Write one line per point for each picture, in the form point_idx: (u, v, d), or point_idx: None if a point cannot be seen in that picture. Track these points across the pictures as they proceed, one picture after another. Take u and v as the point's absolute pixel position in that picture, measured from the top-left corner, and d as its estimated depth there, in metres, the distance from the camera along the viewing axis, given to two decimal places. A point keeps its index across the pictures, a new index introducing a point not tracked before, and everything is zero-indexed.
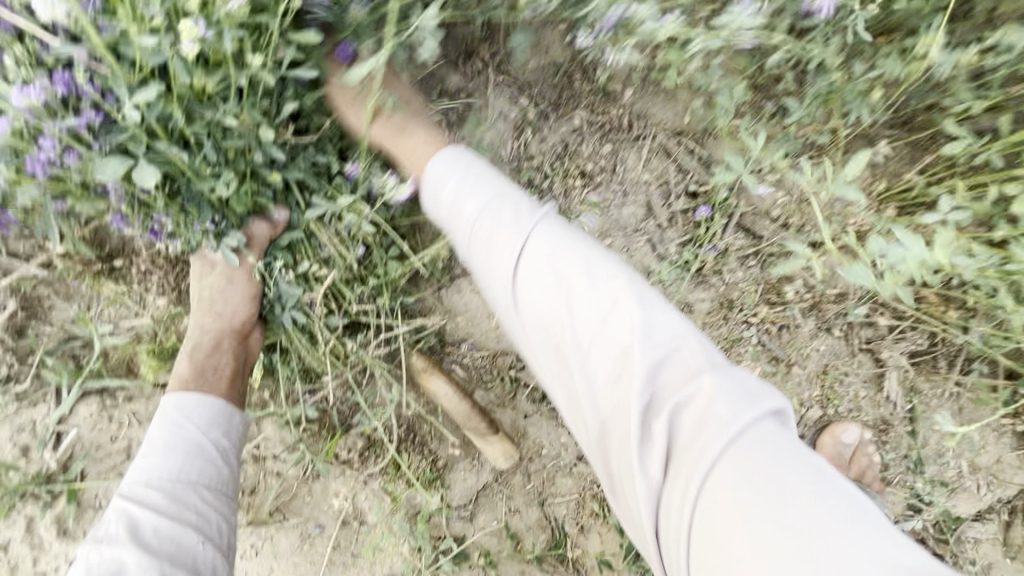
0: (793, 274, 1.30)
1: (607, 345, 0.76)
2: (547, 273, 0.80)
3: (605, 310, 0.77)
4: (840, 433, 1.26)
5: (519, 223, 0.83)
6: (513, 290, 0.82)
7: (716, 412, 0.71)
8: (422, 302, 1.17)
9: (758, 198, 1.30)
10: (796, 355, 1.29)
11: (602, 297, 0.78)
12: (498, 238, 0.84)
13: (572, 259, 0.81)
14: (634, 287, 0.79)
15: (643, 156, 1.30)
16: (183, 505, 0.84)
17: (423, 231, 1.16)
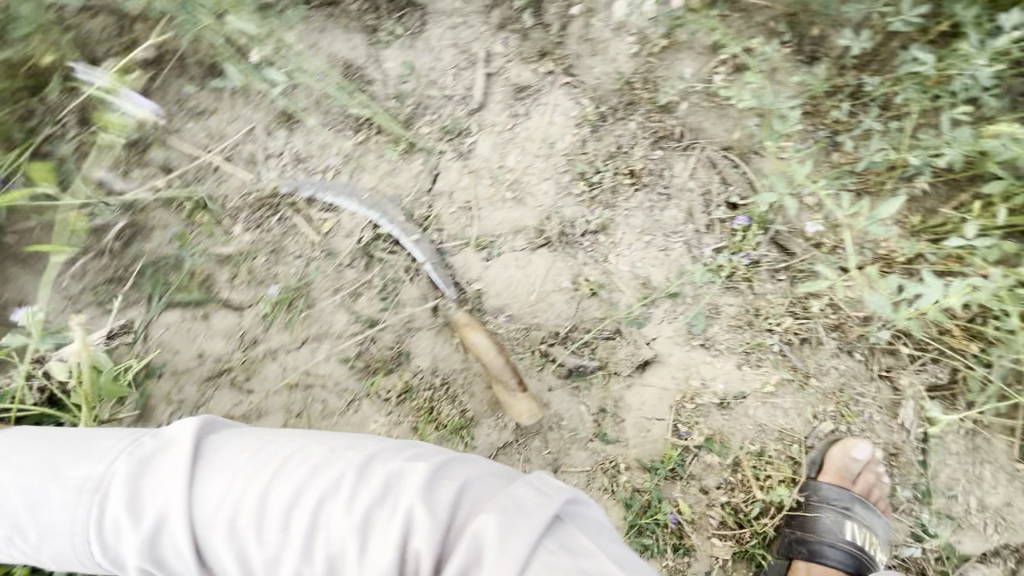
0: (820, 291, 1.37)
1: (344, 561, 0.69)
2: (234, 517, 0.72)
3: (301, 514, 0.72)
4: (851, 447, 1.28)
5: (159, 483, 0.76)
6: (228, 565, 0.71)
7: (489, 560, 0.65)
8: (470, 269, 1.35)
9: (796, 216, 1.37)
10: (814, 368, 1.35)
11: (302, 502, 0.72)
12: (166, 507, 0.74)
13: (161, 475, 0.77)
14: (352, 474, 0.74)
15: (690, 165, 1.40)
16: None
17: (483, 211, 1.37)
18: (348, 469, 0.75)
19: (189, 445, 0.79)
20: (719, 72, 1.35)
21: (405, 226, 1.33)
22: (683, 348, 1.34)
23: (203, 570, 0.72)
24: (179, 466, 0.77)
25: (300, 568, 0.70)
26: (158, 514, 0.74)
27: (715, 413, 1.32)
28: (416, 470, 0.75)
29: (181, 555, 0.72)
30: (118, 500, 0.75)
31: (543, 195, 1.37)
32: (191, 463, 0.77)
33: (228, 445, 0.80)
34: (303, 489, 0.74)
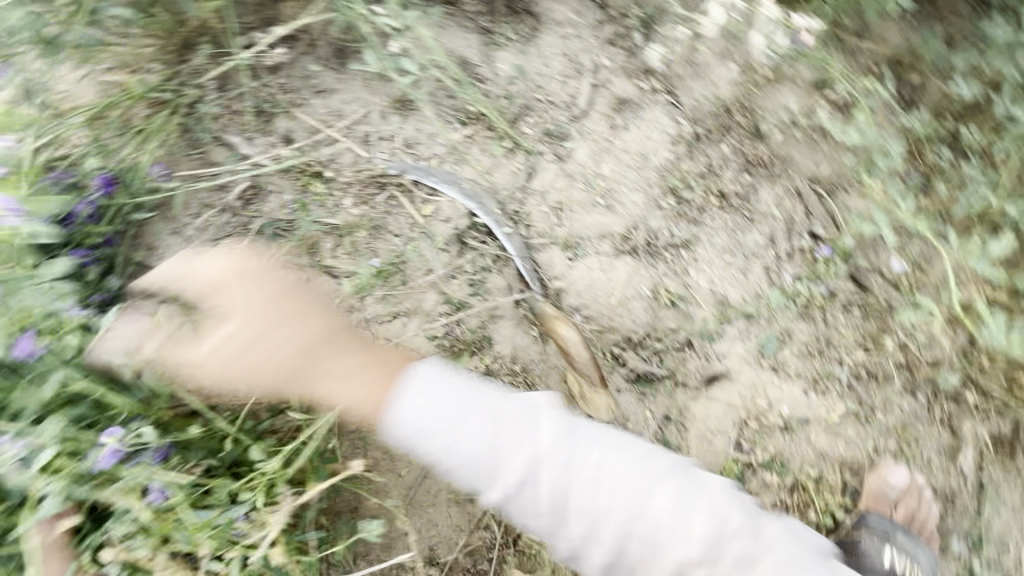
0: (892, 329, 1.39)
1: (535, 493, 1.01)
2: (494, 447, 1.01)
3: (554, 467, 1.00)
4: (887, 473, 1.33)
5: (463, 418, 1.02)
6: (504, 444, 1.01)
7: (675, 483, 1.04)
8: (554, 266, 1.41)
9: (878, 254, 1.40)
10: (879, 403, 1.38)
11: (539, 457, 1.01)
12: (457, 427, 1.01)
13: (467, 417, 1.02)
14: (598, 429, 1.08)
15: (777, 193, 1.44)
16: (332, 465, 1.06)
17: (574, 213, 1.43)
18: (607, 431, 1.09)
19: (490, 404, 1.04)
20: (822, 107, 1.38)
21: (498, 219, 1.40)
22: (753, 367, 1.38)
23: (473, 448, 1.01)
24: (470, 386, 1.06)
25: (542, 474, 1.01)
26: (437, 431, 1.01)
27: (778, 435, 1.35)
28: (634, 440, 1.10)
29: (447, 462, 1.01)
30: (417, 424, 1.02)
31: (633, 204, 1.43)
32: (421, 386, 1.04)
33: (437, 379, 1.06)
34: (542, 450, 1.01)
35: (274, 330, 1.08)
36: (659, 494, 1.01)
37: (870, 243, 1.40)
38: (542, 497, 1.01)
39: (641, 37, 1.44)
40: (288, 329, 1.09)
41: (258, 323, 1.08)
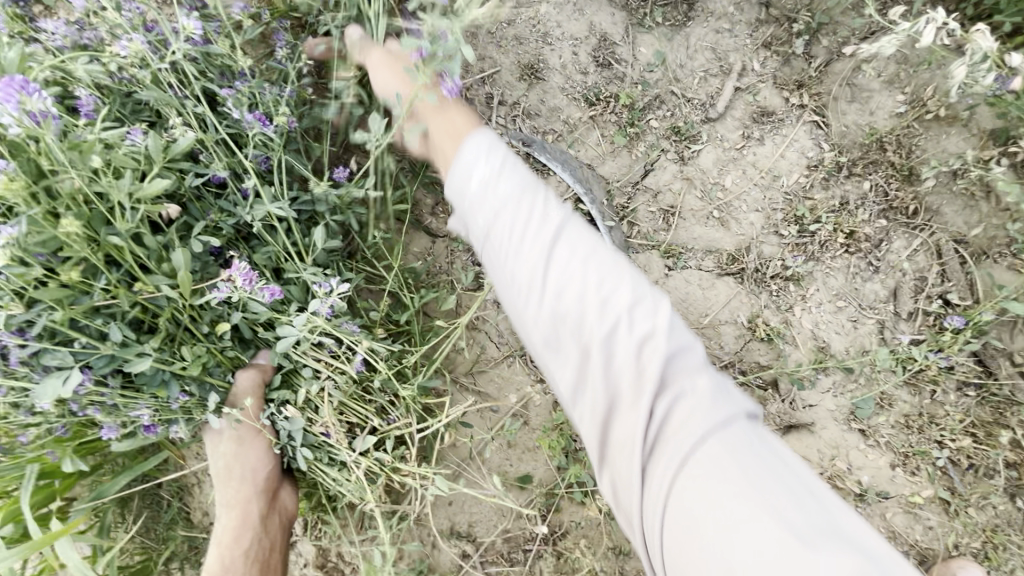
0: (1010, 423, 1.25)
1: (593, 336, 0.67)
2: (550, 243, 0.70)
3: (595, 287, 0.69)
4: (958, 570, 1.18)
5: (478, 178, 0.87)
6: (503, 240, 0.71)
7: (696, 390, 0.67)
8: (650, 272, 1.34)
9: (1013, 337, 1.25)
10: (975, 498, 1.24)
11: (616, 311, 0.68)
12: (492, 182, 0.73)
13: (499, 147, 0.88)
14: (608, 254, 0.73)
15: (912, 245, 1.30)
16: None
17: (682, 219, 1.34)
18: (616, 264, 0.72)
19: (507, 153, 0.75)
20: (998, 161, 1.24)
21: (603, 211, 1.33)
22: (840, 425, 1.27)
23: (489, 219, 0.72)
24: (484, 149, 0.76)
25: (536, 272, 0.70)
26: (464, 168, 0.76)
27: (851, 502, 1.25)
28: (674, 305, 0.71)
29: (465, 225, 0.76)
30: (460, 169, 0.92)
31: (749, 224, 1.32)
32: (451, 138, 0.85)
33: (464, 136, 0.85)
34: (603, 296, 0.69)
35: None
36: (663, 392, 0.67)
37: (1009, 323, 1.25)
38: (571, 321, 0.68)
39: (801, 46, 1.32)
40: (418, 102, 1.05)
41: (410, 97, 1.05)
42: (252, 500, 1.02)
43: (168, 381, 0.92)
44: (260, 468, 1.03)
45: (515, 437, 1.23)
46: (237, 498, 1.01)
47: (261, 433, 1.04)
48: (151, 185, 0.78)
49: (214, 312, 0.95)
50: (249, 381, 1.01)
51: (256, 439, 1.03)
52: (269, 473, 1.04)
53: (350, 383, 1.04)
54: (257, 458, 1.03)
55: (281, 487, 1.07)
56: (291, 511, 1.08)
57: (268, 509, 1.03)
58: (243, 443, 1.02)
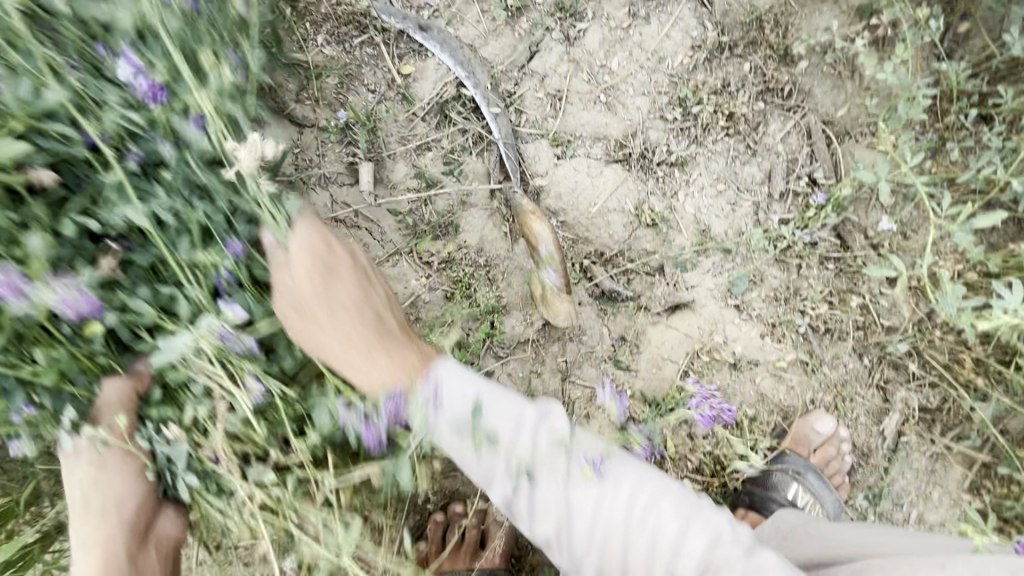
0: (860, 289, 1.38)
1: (619, 541, 0.85)
2: (572, 518, 0.86)
3: (603, 523, 0.85)
4: (815, 421, 1.34)
5: (481, 438, 0.84)
6: (534, 525, 0.87)
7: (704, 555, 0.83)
8: (538, 162, 1.30)
9: (868, 212, 1.35)
10: (828, 357, 1.38)
11: (619, 509, 0.85)
12: (512, 456, 0.83)
13: (458, 403, 0.86)
14: (596, 485, 0.85)
15: (786, 128, 1.34)
16: (499, 469, 0.85)
17: (568, 104, 1.29)
18: (609, 497, 0.85)
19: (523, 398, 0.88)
20: (861, 37, 1.27)
21: (487, 97, 1.25)
22: (718, 303, 1.35)
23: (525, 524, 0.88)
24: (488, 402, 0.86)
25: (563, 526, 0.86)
26: (455, 447, 0.85)
27: (726, 372, 1.35)
28: (659, 506, 0.85)
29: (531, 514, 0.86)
30: (449, 418, 0.84)
31: (635, 109, 1.30)
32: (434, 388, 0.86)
33: (448, 386, 0.87)
34: (661, 499, 0.86)
35: (333, 311, 0.90)
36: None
37: (865, 197, 1.34)
38: (589, 539, 0.85)
39: None
40: (366, 287, 0.97)
41: (333, 242, 0.96)
42: (118, 537, 0.86)
43: (11, 389, 0.80)
44: (110, 482, 0.88)
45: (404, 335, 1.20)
46: (116, 556, 0.84)
47: (131, 453, 0.91)
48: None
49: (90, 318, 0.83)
50: (112, 396, 0.87)
51: (128, 458, 0.90)
52: (137, 505, 0.89)
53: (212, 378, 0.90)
54: (123, 483, 0.89)
55: (159, 510, 0.94)
56: (173, 543, 0.94)
57: (138, 544, 0.88)
58: (106, 468, 0.88)
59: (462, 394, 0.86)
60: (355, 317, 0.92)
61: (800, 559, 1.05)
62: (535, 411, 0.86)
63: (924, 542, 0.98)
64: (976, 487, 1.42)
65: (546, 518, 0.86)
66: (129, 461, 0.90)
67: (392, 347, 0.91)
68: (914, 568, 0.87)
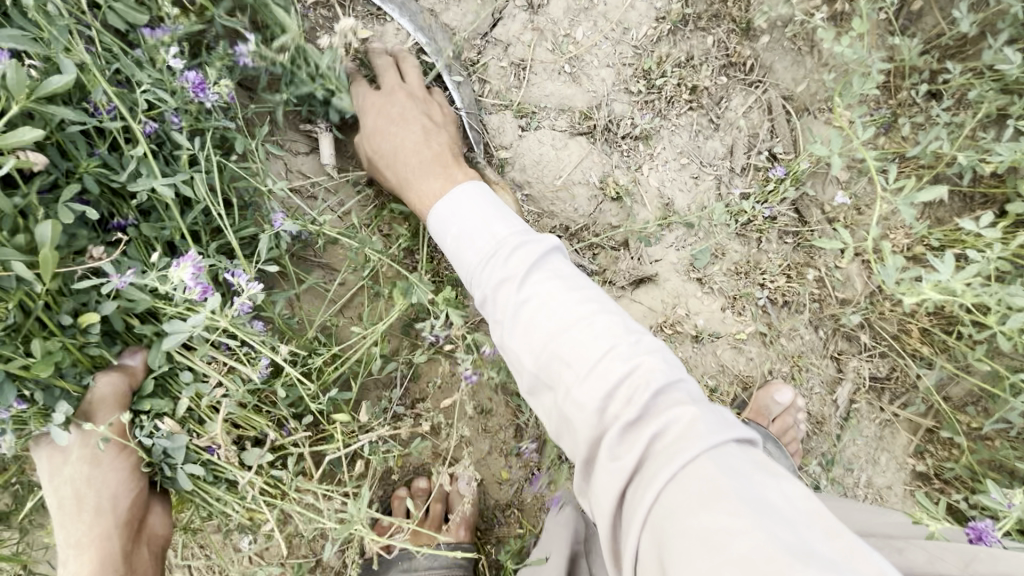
0: (817, 263, 1.42)
1: (565, 366, 0.70)
2: (525, 303, 0.76)
3: (560, 335, 0.72)
4: (776, 392, 1.36)
5: (471, 235, 0.84)
6: (493, 311, 0.79)
7: (679, 416, 0.64)
8: (502, 133, 1.27)
9: (824, 187, 1.38)
10: (786, 329, 1.42)
11: (574, 332, 0.72)
12: (490, 258, 0.81)
13: (478, 205, 0.88)
14: (589, 307, 0.74)
15: (747, 103, 1.35)
16: (490, 239, 0.82)
17: (533, 74, 1.27)
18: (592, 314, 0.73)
19: (519, 223, 0.84)
20: (820, 12, 1.29)
21: (450, 65, 1.20)
22: (680, 277, 1.37)
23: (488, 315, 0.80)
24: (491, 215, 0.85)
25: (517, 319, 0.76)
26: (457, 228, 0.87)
27: (688, 344, 1.37)
28: (649, 353, 0.70)
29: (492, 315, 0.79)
30: (457, 226, 0.88)
31: (600, 81, 1.29)
32: (454, 203, 0.91)
33: (476, 196, 0.90)
34: (626, 338, 0.70)
35: (394, 151, 1.04)
36: (636, 425, 0.66)
37: (822, 172, 1.37)
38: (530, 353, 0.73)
39: None
40: (413, 136, 1.04)
41: (385, 99, 1.08)
42: (111, 535, 0.88)
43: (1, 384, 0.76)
44: (105, 480, 0.88)
45: (367, 308, 1.19)
46: (105, 549, 0.87)
47: (127, 450, 0.90)
48: (18, 135, 0.68)
49: (84, 300, 0.82)
50: (105, 395, 0.85)
51: (119, 454, 0.90)
52: (131, 502, 0.90)
53: (217, 360, 0.93)
54: (116, 481, 0.89)
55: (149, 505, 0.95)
56: (162, 538, 0.95)
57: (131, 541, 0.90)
58: (99, 466, 0.88)
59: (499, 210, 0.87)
60: (403, 148, 1.03)
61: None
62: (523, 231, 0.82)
63: (882, 523, 1.02)
64: (920, 451, 1.50)
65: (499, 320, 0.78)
66: (117, 458, 0.90)
67: (424, 177, 1.00)
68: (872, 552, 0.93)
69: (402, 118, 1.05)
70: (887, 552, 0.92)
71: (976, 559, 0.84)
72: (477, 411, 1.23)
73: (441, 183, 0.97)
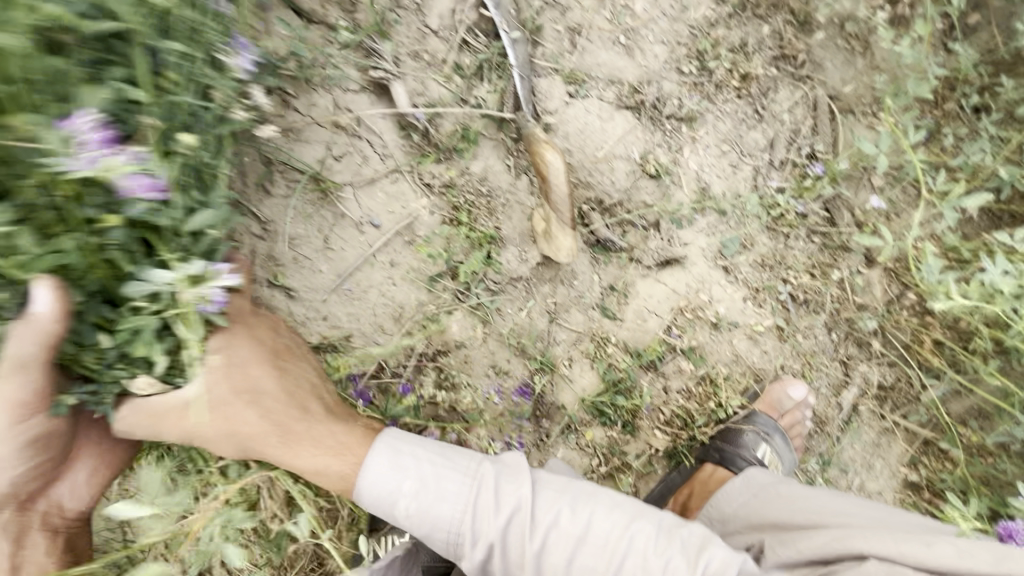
0: (842, 264, 1.42)
1: (583, 561, 0.88)
2: (529, 537, 0.88)
3: (568, 539, 0.88)
4: (789, 386, 1.40)
5: (443, 492, 0.90)
6: (502, 567, 0.90)
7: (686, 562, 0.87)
8: (551, 99, 1.27)
9: (859, 190, 1.38)
10: (803, 327, 1.43)
11: (573, 538, 0.88)
12: (471, 509, 0.89)
13: (417, 459, 0.93)
14: (559, 500, 0.91)
15: (793, 98, 1.35)
16: (453, 492, 0.90)
17: (589, 42, 1.27)
18: (563, 505, 0.91)
19: (468, 459, 0.94)
20: (881, 13, 1.28)
21: (508, 20, 1.21)
22: (707, 262, 1.37)
23: (498, 570, 0.90)
24: (444, 460, 0.93)
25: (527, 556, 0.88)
26: (414, 499, 0.90)
27: (706, 330, 1.38)
28: (611, 509, 0.92)
29: (507, 565, 0.90)
30: (411, 484, 0.90)
31: (653, 56, 1.29)
32: (388, 454, 0.93)
33: (404, 450, 0.93)
34: (597, 506, 0.91)
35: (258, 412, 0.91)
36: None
37: (858, 176, 1.38)
38: None
39: None
40: (291, 379, 0.95)
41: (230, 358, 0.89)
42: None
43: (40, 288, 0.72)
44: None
45: (397, 256, 1.19)
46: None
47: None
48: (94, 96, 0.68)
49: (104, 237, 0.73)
50: (23, 396, 0.73)
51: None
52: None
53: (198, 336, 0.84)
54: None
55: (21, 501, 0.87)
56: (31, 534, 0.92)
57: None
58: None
59: (427, 451, 0.94)
60: (283, 396, 0.93)
61: (767, 517, 1.12)
62: (492, 465, 0.93)
63: (897, 517, 1.05)
64: (914, 461, 1.51)
65: (519, 571, 0.89)
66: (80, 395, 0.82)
67: (315, 447, 0.93)
68: (899, 545, 0.93)
69: (259, 381, 0.92)
70: (917, 547, 0.92)
71: (1007, 559, 0.89)
72: (494, 370, 1.26)
73: (343, 433, 0.95)
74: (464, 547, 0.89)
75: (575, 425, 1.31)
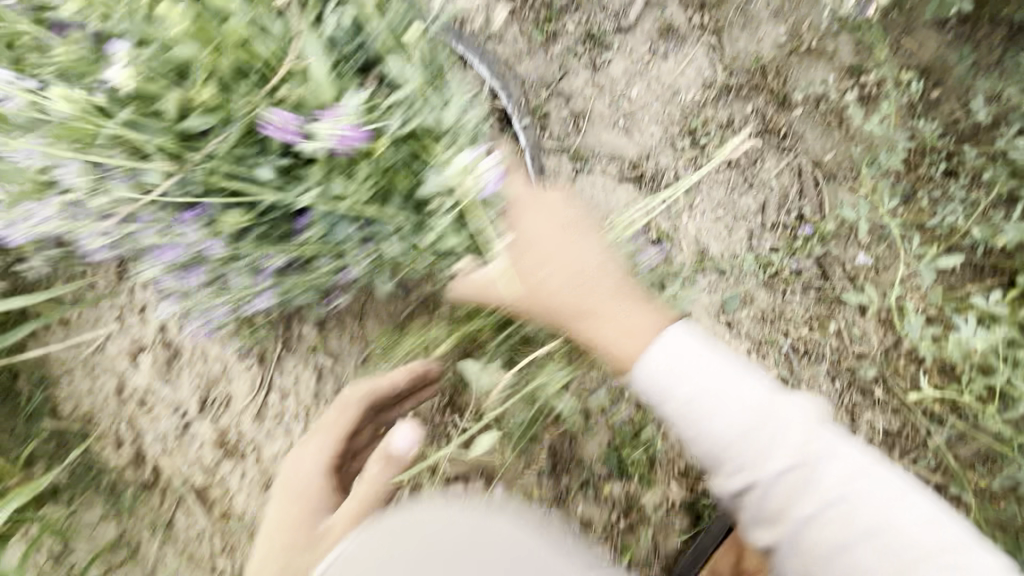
0: (839, 316, 1.49)
1: (829, 501, 0.90)
2: (817, 473, 0.92)
3: (820, 478, 0.91)
4: None
5: (720, 388, 0.97)
6: (735, 459, 0.94)
7: (910, 519, 0.89)
8: (559, 175, 1.40)
9: (846, 247, 1.47)
10: (806, 378, 1.49)
11: (835, 487, 0.90)
12: (761, 432, 0.94)
13: (743, 381, 0.99)
14: (862, 470, 0.93)
15: (780, 165, 1.47)
16: (727, 386, 0.97)
17: (591, 124, 1.42)
18: (869, 475, 0.93)
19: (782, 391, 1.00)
20: (850, 92, 1.43)
21: (518, 109, 1.36)
22: (710, 318, 1.46)
23: (734, 454, 0.94)
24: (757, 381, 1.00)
25: (759, 467, 0.93)
26: (677, 371, 1.00)
27: None
28: (902, 487, 0.93)
29: (733, 470, 0.95)
30: (693, 386, 0.98)
31: (650, 135, 1.43)
32: (672, 344, 1.03)
33: (688, 342, 1.04)
34: (893, 487, 0.93)
35: (566, 281, 1.16)
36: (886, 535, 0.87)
37: (845, 234, 1.48)
38: (777, 500, 0.92)
39: None
40: (581, 262, 1.19)
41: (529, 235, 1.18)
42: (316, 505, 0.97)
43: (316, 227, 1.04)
44: (341, 517, 0.91)
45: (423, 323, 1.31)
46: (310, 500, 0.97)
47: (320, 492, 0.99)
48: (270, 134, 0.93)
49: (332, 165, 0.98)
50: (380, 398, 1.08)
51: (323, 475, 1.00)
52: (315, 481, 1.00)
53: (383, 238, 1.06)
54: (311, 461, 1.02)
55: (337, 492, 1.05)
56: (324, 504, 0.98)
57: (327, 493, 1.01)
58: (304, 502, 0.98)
59: (746, 370, 1.01)
60: (576, 271, 1.17)
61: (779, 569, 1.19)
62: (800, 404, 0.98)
63: None
64: None
65: (775, 521, 0.92)
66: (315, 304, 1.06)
67: (614, 305, 1.14)
68: None
69: (568, 245, 1.19)
70: None
71: None
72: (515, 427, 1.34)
73: (634, 311, 1.12)
74: (714, 438, 0.97)
75: (593, 481, 1.37)
